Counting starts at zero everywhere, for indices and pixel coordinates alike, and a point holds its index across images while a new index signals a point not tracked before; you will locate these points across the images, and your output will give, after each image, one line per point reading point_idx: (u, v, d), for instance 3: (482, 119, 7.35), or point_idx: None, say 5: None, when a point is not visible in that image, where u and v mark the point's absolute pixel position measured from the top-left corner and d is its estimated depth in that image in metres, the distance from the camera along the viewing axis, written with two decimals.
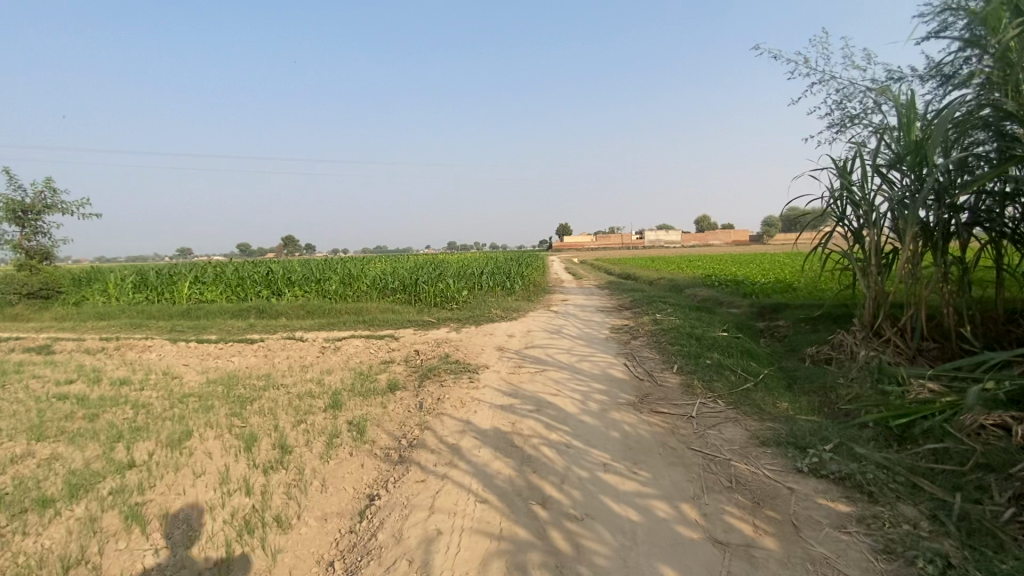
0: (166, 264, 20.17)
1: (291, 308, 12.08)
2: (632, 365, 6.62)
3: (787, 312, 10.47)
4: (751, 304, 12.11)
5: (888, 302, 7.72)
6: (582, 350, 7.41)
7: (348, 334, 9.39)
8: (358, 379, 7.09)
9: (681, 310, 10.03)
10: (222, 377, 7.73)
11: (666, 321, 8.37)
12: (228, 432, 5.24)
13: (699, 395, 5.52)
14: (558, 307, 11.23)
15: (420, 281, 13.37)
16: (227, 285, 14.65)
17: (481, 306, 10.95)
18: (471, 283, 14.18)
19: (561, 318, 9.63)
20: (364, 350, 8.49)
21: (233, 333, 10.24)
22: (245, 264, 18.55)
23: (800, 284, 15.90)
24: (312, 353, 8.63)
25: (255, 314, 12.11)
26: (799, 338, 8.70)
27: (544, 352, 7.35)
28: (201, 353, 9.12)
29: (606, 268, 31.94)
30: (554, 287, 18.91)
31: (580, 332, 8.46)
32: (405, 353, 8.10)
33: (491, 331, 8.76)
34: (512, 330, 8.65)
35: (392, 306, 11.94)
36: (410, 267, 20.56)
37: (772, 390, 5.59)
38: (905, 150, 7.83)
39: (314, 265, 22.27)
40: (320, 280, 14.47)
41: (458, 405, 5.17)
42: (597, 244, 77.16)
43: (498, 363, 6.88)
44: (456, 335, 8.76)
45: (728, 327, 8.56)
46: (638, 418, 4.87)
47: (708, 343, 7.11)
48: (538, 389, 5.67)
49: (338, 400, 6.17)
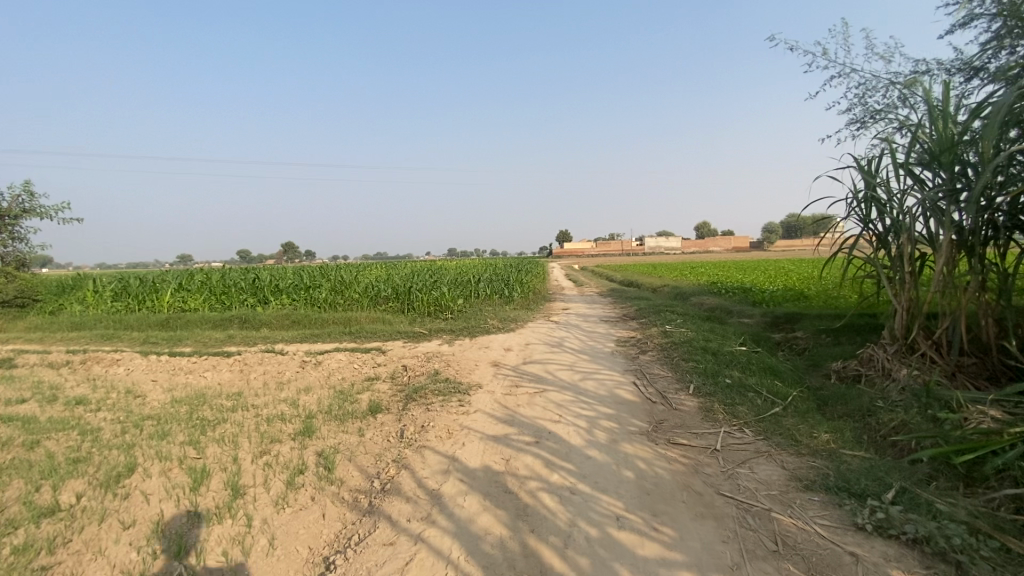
0: (153, 271, 19.43)
1: (276, 318, 11.38)
2: (643, 384, 5.90)
3: (805, 322, 9.76)
4: (764, 313, 11.38)
5: (922, 313, 7.02)
6: (586, 366, 6.69)
7: (332, 347, 8.69)
8: (337, 399, 6.38)
9: (691, 320, 9.32)
10: (189, 396, 7.02)
11: (677, 333, 7.67)
12: (177, 467, 4.54)
13: (722, 421, 4.79)
14: (558, 316, 10.54)
15: (413, 289, 12.67)
16: (211, 292, 13.95)
17: (476, 316, 10.26)
18: (468, 291, 13.49)
19: (562, 330, 8.92)
20: (348, 365, 7.78)
21: (210, 345, 9.53)
22: (234, 271, 17.85)
23: (812, 292, 15.18)
24: (291, 368, 7.93)
25: (238, 325, 11.40)
26: (821, 352, 7.99)
27: (544, 369, 6.63)
28: (171, 367, 8.41)
29: (608, 274, 31.21)
30: (554, 295, 18.22)
31: (583, 345, 7.74)
32: (391, 369, 7.39)
33: (486, 343, 8.05)
34: (509, 343, 7.95)
35: (383, 316, 11.24)
36: (407, 274, 19.87)
37: (805, 417, 4.86)
38: (935, 147, 7.17)
39: (308, 273, 21.58)
40: (308, 287, 13.78)
41: (444, 434, 4.46)
42: (597, 251, 76.46)
43: (493, 381, 6.18)
44: (448, 349, 8.05)
45: (745, 339, 7.86)
46: (655, 452, 4.13)
47: (726, 358, 6.40)
48: (537, 413, 4.96)
49: (311, 425, 5.46)
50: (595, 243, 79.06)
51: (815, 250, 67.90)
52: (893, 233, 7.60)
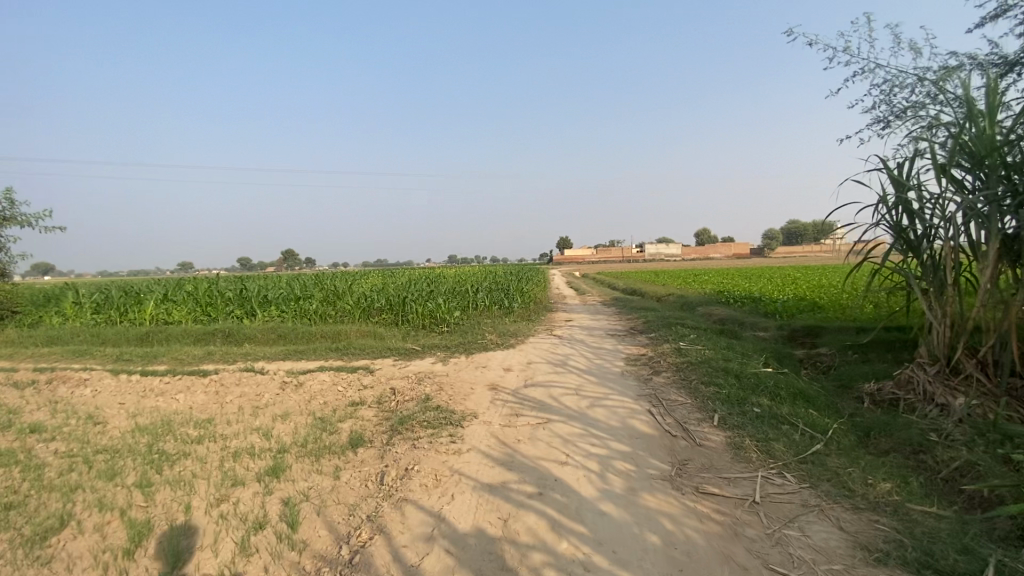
0: (142, 280, 18.77)
1: (262, 331, 10.71)
2: (659, 414, 5.21)
3: (826, 337, 9.06)
4: (779, 326, 10.68)
5: (967, 331, 6.36)
6: (594, 390, 6.00)
7: (316, 366, 8.01)
8: (315, 430, 5.69)
9: (705, 335, 8.61)
10: (155, 422, 6.32)
11: (692, 350, 6.99)
12: (116, 519, 3.84)
13: (756, 462, 4.11)
14: (561, 330, 9.87)
15: (408, 300, 12.01)
16: (198, 304, 13.30)
17: (474, 330, 9.61)
18: (465, 302, 12.82)
19: (566, 346, 8.23)
20: (332, 388, 7.09)
21: (187, 362, 8.84)
22: (224, 281, 17.24)
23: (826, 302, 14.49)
24: (271, 391, 7.24)
25: (220, 339, 10.71)
26: (850, 371, 7.32)
27: (547, 394, 5.95)
28: (142, 387, 7.71)
29: (609, 281, 30.61)
30: (556, 305, 17.58)
31: (590, 365, 7.06)
32: (379, 393, 6.70)
33: (483, 362, 7.37)
34: (509, 362, 7.26)
35: (376, 329, 10.57)
36: (404, 283, 19.22)
37: (853, 458, 4.17)
38: (975, 148, 6.58)
39: (301, 282, 20.92)
40: (299, 298, 13.12)
41: (431, 482, 3.77)
42: (597, 257, 75.83)
43: (490, 409, 5.49)
44: (442, 368, 7.36)
45: (767, 358, 7.17)
46: (682, 507, 3.45)
47: (751, 382, 5.72)
48: (539, 452, 4.27)
49: (281, 464, 4.76)
50: (596, 250, 78.47)
51: (817, 256, 67.42)
52: (930, 241, 6.97)
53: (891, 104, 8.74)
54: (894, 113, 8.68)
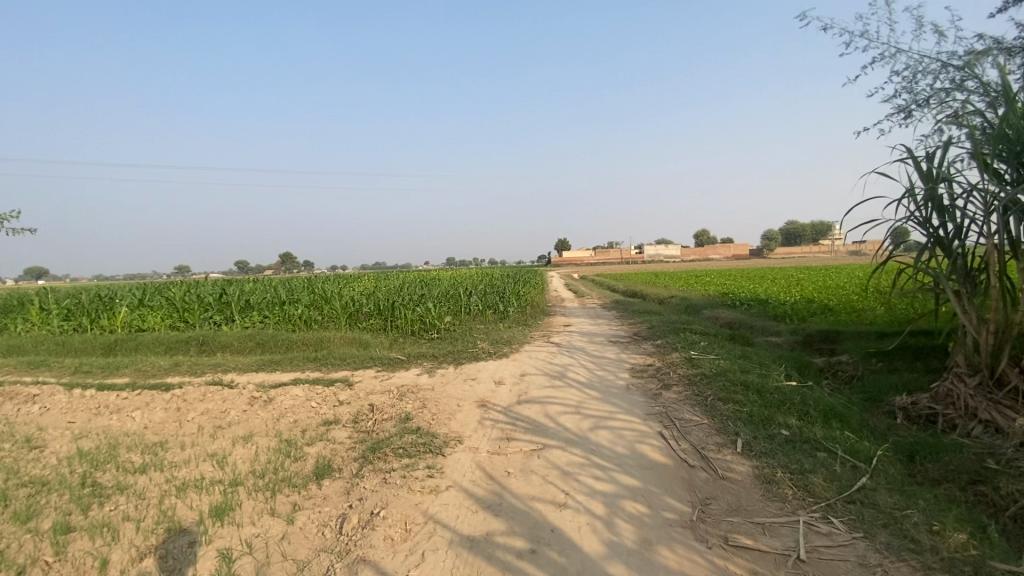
0: (122, 284, 18.01)
1: (238, 339, 9.99)
2: (672, 438, 4.50)
3: (845, 345, 8.34)
4: (792, 331, 9.98)
5: (1013, 338, 5.73)
6: (596, 408, 5.29)
7: (291, 379, 7.29)
8: (278, 457, 4.97)
9: (715, 341, 7.90)
10: (100, 447, 5.61)
11: (704, 361, 6.30)
12: None
13: (793, 501, 3.42)
14: (559, 336, 9.17)
15: (396, 304, 11.29)
16: (175, 309, 12.58)
17: (465, 337, 8.88)
18: (458, 307, 12.09)
19: (564, 355, 7.51)
20: (304, 405, 6.36)
21: (151, 375, 8.12)
22: (208, 285, 16.53)
23: (838, 304, 13.80)
24: (237, 407, 6.52)
25: (193, 348, 9.99)
26: (877, 381, 6.65)
27: (543, 412, 5.24)
28: (95, 404, 6.99)
29: (608, 283, 29.93)
30: (554, 309, 16.90)
31: (591, 377, 6.36)
32: (355, 411, 5.98)
33: (473, 374, 6.65)
34: (501, 374, 6.54)
35: (361, 336, 9.85)
36: (396, 286, 18.52)
37: (909, 497, 3.49)
38: (1014, 135, 5.93)
39: (289, 286, 20.20)
40: (281, 303, 12.40)
41: (398, 535, 3.09)
42: (596, 259, 75.16)
43: (478, 431, 4.79)
44: (427, 381, 6.64)
45: (786, 368, 6.47)
46: (709, 568, 2.76)
47: (773, 398, 5.03)
48: (533, 490, 3.58)
49: (228, 502, 4.06)
50: (595, 251, 77.74)
51: (819, 256, 66.72)
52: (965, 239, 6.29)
53: (913, 92, 8.09)
54: (916, 102, 8.05)
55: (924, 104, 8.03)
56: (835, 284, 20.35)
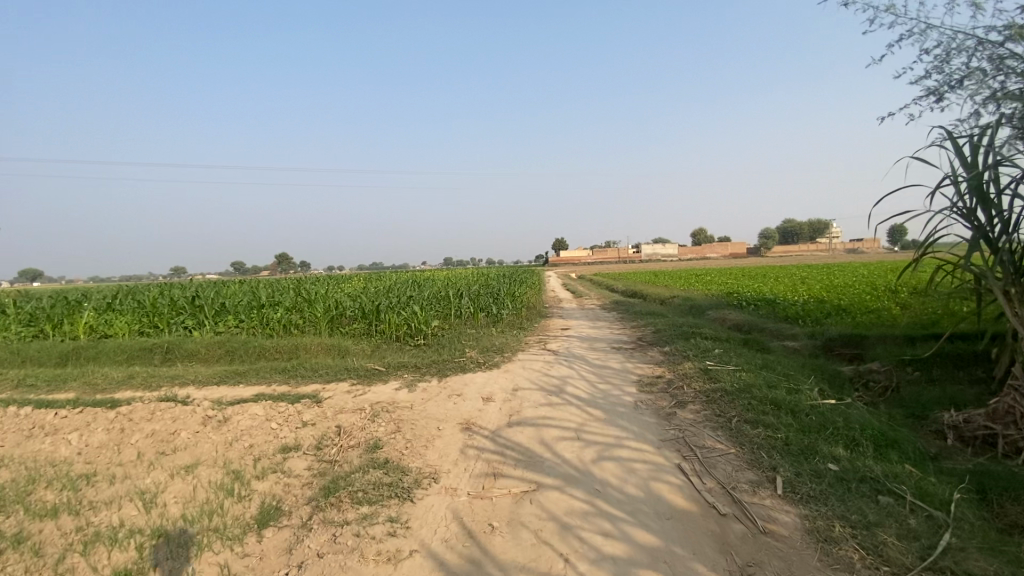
0: (94, 286, 17.02)
1: (206, 347, 9.13)
2: (694, 474, 3.69)
3: (872, 351, 7.54)
4: (810, 335, 9.16)
5: None
6: (600, 433, 4.46)
7: (253, 394, 6.45)
8: (219, 495, 4.14)
9: (729, 348, 7.08)
10: (18, 482, 4.80)
11: (722, 372, 5.49)
12: None
13: (863, 571, 2.61)
14: (556, 342, 8.34)
15: (380, 307, 10.44)
16: (144, 314, 11.71)
17: (452, 344, 8.04)
18: (448, 309, 11.23)
19: (562, 364, 6.67)
20: (262, 426, 5.52)
21: (101, 388, 7.25)
22: (185, 287, 15.62)
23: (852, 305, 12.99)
24: (188, 428, 5.67)
25: (157, 357, 9.12)
26: (917, 394, 5.84)
27: (537, 438, 4.41)
28: (28, 424, 6.14)
29: (606, 284, 29.08)
30: (552, 310, 16.05)
31: (594, 392, 5.53)
32: (319, 435, 5.14)
33: (458, 389, 5.81)
34: (490, 389, 5.71)
35: (340, 343, 8.99)
36: (386, 287, 17.64)
37: (1012, 562, 2.68)
38: None
39: (275, 287, 19.24)
40: (259, 307, 11.54)
41: None
42: (594, 258, 74.33)
43: (458, 465, 3.98)
44: (405, 397, 5.79)
45: (813, 380, 5.66)
46: None
47: (810, 422, 4.21)
48: (523, 557, 2.79)
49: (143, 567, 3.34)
50: (592, 250, 76.91)
51: (818, 254, 65.88)
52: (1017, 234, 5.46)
53: (944, 72, 7.27)
54: (948, 83, 7.23)
55: (958, 85, 7.24)
56: (843, 282, 19.58)
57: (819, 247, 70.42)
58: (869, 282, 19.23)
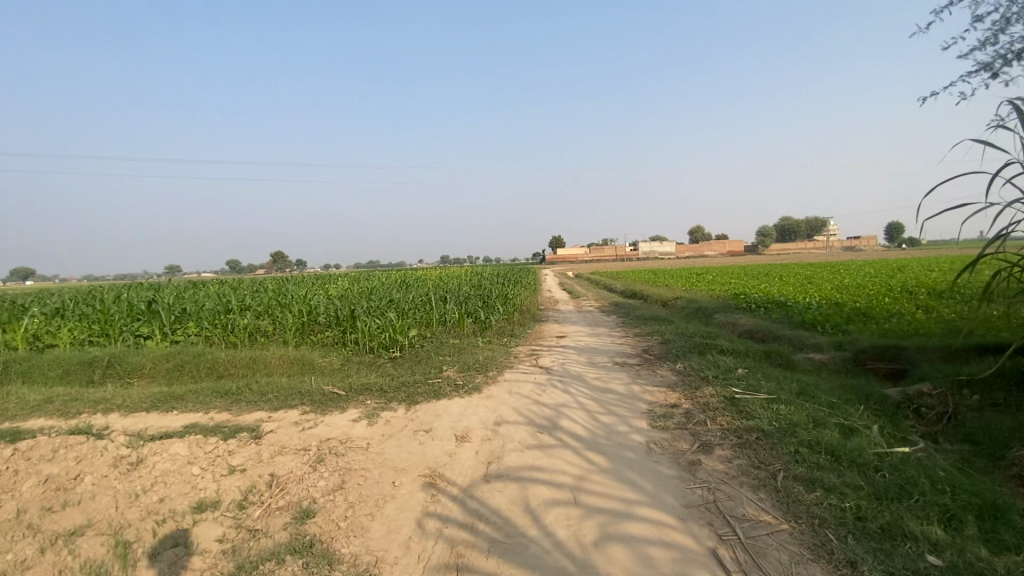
0: (54, 286, 15.74)
1: (152, 360, 8.00)
2: (737, 568, 2.63)
3: (915, 369, 6.48)
4: (837, 346, 8.09)
5: None
6: (603, 493, 3.38)
7: (185, 426, 5.35)
8: None
9: (752, 365, 6.02)
10: None
11: (753, 402, 4.42)
12: None
13: None
14: (550, 356, 7.26)
15: (354, 313, 9.34)
16: (95, 321, 10.53)
17: (430, 359, 6.96)
18: (432, 315, 10.13)
19: (556, 387, 5.59)
20: (181, 472, 4.42)
21: (10, 415, 6.10)
22: (150, 289, 14.40)
23: (871, 309, 11.98)
24: (92, 471, 4.56)
25: (95, 373, 7.97)
26: (990, 425, 4.75)
27: (519, 502, 3.33)
28: None
29: (603, 283, 28.05)
30: (547, 313, 15.00)
31: (595, 428, 4.45)
32: (246, 487, 4.05)
33: (427, 423, 4.71)
34: (466, 424, 4.62)
35: (305, 355, 7.89)
36: (372, 288, 16.52)
37: None
38: None
39: (253, 288, 18.07)
40: (223, 312, 10.41)
41: None
42: (591, 257, 73.25)
43: (409, 552, 2.92)
44: (361, 434, 4.69)
45: (863, 411, 4.60)
46: None
47: (884, 484, 3.15)
48: None
49: None
50: (589, 248, 75.92)
51: (816, 253, 65.01)
52: None
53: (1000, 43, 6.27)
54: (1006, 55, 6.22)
55: (1018, 58, 6.23)
56: (853, 283, 18.61)
57: (818, 245, 69.57)
58: (880, 283, 18.26)
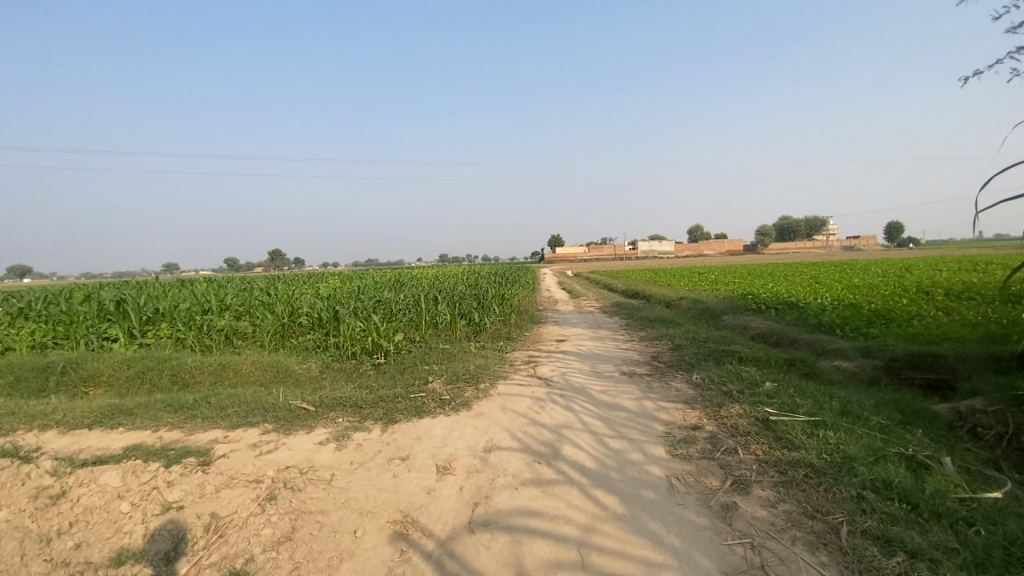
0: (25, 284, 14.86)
1: (111, 367, 7.25)
2: None
3: (963, 383, 5.70)
4: (864, 353, 7.35)
5: None
6: (617, 552, 2.65)
7: (127, 448, 4.61)
8: None
9: (780, 377, 5.28)
10: None
11: (794, 427, 3.69)
12: None
13: None
14: (549, 364, 6.52)
15: (337, 314, 8.58)
16: (59, 322, 9.74)
17: (416, 367, 6.22)
18: (422, 317, 9.38)
19: (557, 403, 4.85)
20: (107, 509, 3.74)
21: None
22: (127, 289, 13.58)
23: (890, 312, 11.26)
24: (7, 505, 3.92)
25: (48, 381, 7.21)
26: None
27: (510, 564, 2.60)
28: None
29: (604, 283, 27.29)
30: (547, 314, 14.26)
31: (603, 457, 3.71)
32: (178, 533, 3.33)
33: (405, 450, 3.97)
34: (450, 450, 3.89)
35: (279, 362, 7.15)
36: (363, 287, 15.75)
37: None
38: None
39: (239, 287, 17.24)
40: (197, 313, 9.63)
41: None
42: (591, 255, 72.44)
43: None
44: (326, 462, 3.95)
45: (921, 435, 3.87)
46: None
47: (984, 547, 2.41)
48: None
49: None
50: (589, 247, 75.10)
51: (817, 253, 64.28)
52: None
53: None
54: None
55: None
56: (863, 283, 17.90)
57: (820, 244, 68.90)
58: (892, 284, 17.55)
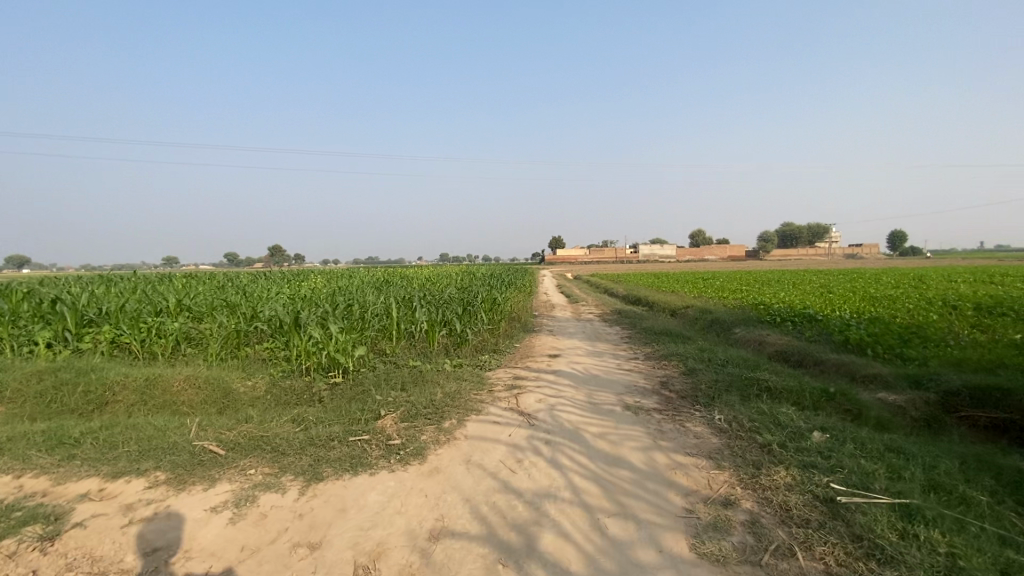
0: None
1: (20, 379, 6.06)
2: None
3: None
4: (911, 381, 6.20)
5: None
6: None
7: None
8: None
9: (826, 422, 4.14)
10: None
11: (877, 522, 2.55)
12: None
13: None
14: (536, 391, 5.35)
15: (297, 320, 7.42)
16: None
17: (371, 393, 5.04)
18: (398, 325, 8.22)
19: (540, 453, 3.70)
20: None
21: None
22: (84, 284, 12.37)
23: (923, 328, 10.12)
24: None
25: None
26: None
27: None
28: None
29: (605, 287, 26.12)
30: (543, 321, 13.07)
31: (600, 554, 2.55)
32: None
33: (321, 530, 2.82)
34: (381, 536, 2.73)
35: (218, 377, 5.99)
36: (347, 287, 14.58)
37: None
38: None
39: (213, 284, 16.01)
40: (144, 315, 8.44)
41: None
42: (591, 258, 71.26)
43: None
44: (209, 545, 2.79)
45: None
46: None
47: None
48: None
49: None
50: (588, 249, 73.89)
51: (821, 260, 63.12)
52: None
53: None
54: None
55: None
56: (883, 295, 16.69)
57: (824, 252, 67.83)
58: (913, 295, 16.43)
